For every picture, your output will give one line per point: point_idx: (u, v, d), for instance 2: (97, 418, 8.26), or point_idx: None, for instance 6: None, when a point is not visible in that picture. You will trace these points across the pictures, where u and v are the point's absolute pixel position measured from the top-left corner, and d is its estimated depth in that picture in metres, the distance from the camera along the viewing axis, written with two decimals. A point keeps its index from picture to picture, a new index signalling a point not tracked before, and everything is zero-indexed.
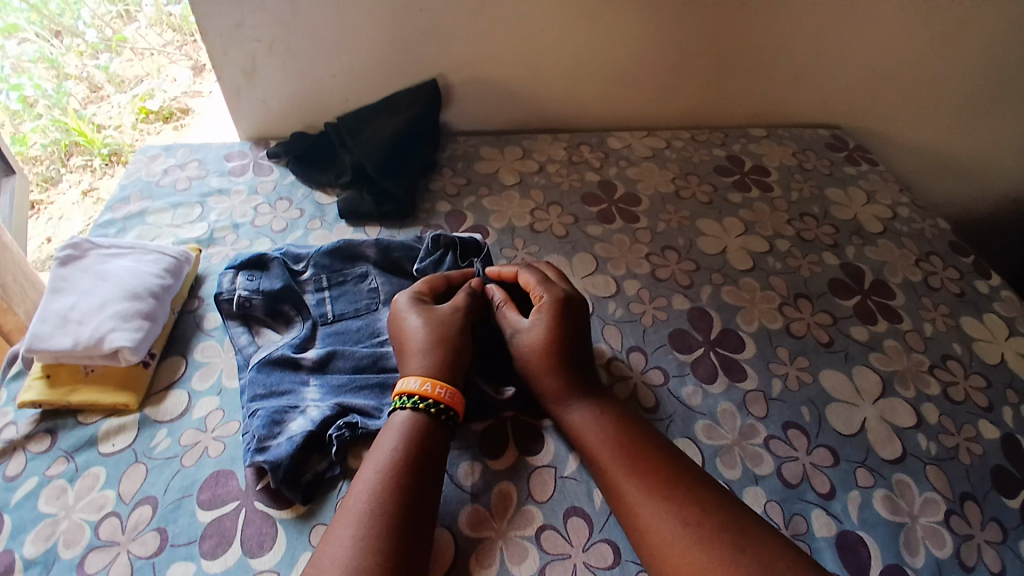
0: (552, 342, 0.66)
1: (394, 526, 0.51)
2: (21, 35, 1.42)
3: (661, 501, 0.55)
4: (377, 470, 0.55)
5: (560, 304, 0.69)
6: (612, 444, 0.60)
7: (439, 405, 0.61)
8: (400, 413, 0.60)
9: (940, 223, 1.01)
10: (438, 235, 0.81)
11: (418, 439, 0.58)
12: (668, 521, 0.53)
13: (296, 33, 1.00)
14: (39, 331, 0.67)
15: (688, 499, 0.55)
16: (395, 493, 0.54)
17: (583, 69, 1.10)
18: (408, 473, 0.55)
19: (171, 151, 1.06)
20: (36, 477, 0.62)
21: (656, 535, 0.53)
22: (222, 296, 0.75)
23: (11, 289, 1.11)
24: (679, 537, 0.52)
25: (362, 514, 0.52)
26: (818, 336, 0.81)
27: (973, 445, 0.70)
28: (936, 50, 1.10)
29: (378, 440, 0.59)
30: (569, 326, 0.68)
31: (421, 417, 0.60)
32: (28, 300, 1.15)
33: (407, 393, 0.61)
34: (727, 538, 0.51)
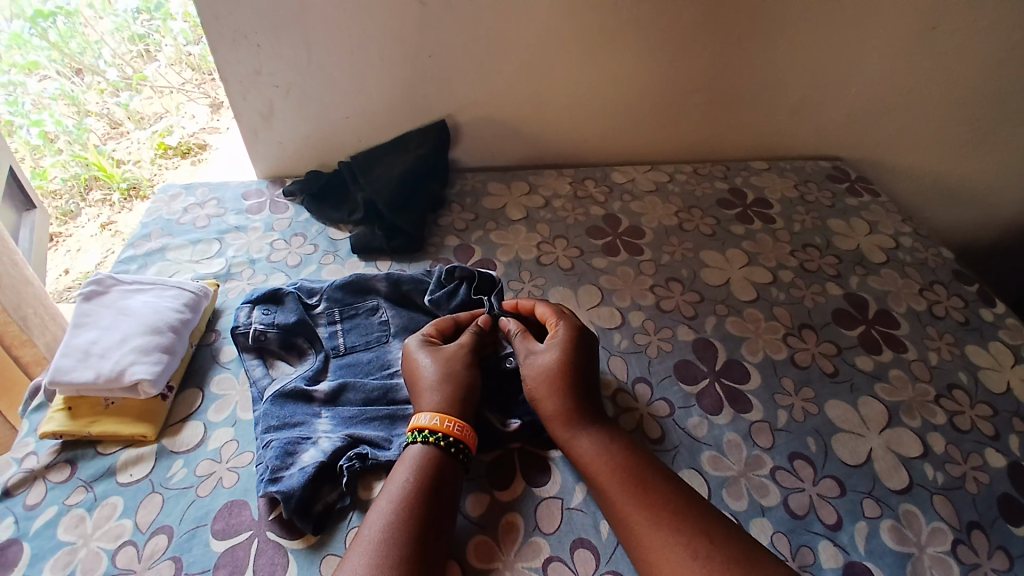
0: (563, 371, 0.67)
1: (406, 558, 0.52)
2: (42, 73, 1.49)
3: (668, 531, 0.55)
4: (390, 503, 0.57)
5: (573, 335, 0.70)
6: (618, 474, 0.61)
7: (449, 438, 0.62)
8: (413, 447, 0.62)
9: (943, 252, 1.02)
10: (454, 268, 0.83)
11: (430, 471, 0.59)
12: (675, 551, 0.54)
13: (312, 78, 1.05)
14: (63, 364, 0.70)
15: (694, 530, 0.55)
16: (407, 525, 0.55)
17: (586, 107, 1.14)
18: (420, 504, 0.57)
19: (191, 190, 1.11)
20: (56, 506, 0.64)
21: (664, 566, 0.53)
22: (238, 330, 0.78)
23: (33, 322, 1.14)
24: (686, 568, 0.52)
25: (374, 545, 0.53)
26: (822, 365, 0.81)
27: (980, 474, 0.69)
28: (931, 85, 1.13)
29: (392, 473, 0.60)
30: (580, 356, 0.69)
31: (433, 450, 0.61)
32: (48, 333, 1.18)
33: (418, 427, 0.63)
34: (734, 569, 0.52)
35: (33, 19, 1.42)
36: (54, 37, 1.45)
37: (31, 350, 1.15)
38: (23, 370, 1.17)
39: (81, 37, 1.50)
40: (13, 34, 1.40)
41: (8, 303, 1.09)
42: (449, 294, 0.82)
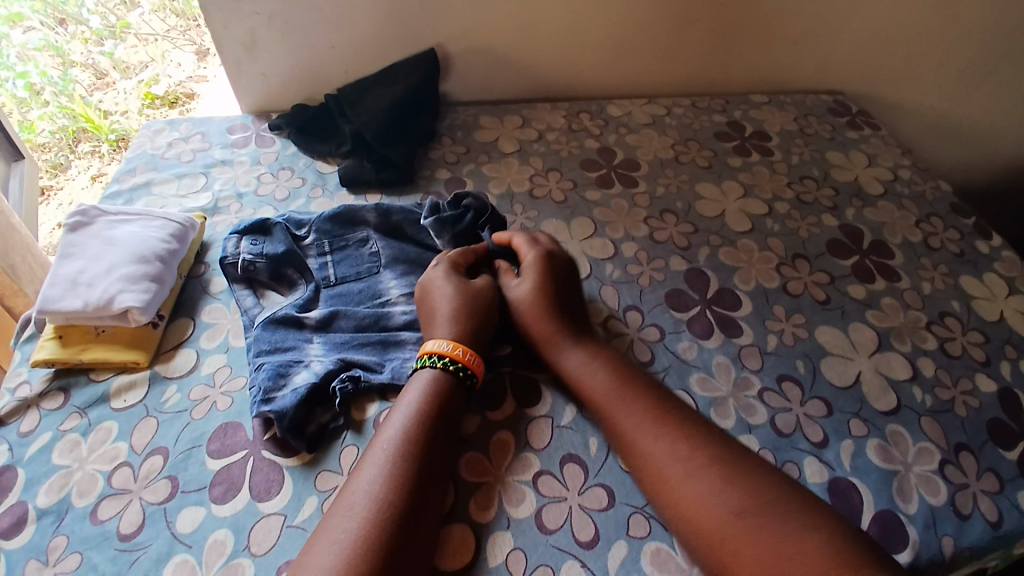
0: (540, 295, 0.69)
1: (418, 461, 0.54)
2: (25, 24, 1.51)
3: (659, 436, 0.57)
4: (404, 412, 0.58)
5: (540, 259, 0.72)
6: (613, 385, 0.62)
7: (467, 370, 0.62)
8: (427, 370, 0.62)
9: (942, 185, 1.00)
10: (463, 194, 0.82)
11: (443, 385, 0.61)
12: (666, 452, 0.56)
13: (294, 5, 1.00)
14: (51, 293, 0.70)
15: (687, 433, 0.57)
16: (419, 432, 0.56)
17: (581, 37, 1.10)
18: (434, 414, 0.58)
19: (174, 125, 1.08)
20: (50, 432, 0.64)
21: (656, 467, 0.56)
22: (227, 260, 0.77)
23: (21, 269, 1.14)
24: (677, 467, 0.55)
25: (388, 450, 0.55)
26: (814, 294, 0.81)
27: (969, 398, 0.70)
28: (940, 10, 1.09)
29: (404, 390, 0.61)
30: (556, 282, 0.71)
31: (449, 378, 0.62)
32: (37, 280, 1.18)
33: (438, 353, 0.63)
34: (724, 468, 0.54)
35: None
36: None
37: (23, 301, 1.14)
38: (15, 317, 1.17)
39: None
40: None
41: None
42: (455, 219, 0.80)
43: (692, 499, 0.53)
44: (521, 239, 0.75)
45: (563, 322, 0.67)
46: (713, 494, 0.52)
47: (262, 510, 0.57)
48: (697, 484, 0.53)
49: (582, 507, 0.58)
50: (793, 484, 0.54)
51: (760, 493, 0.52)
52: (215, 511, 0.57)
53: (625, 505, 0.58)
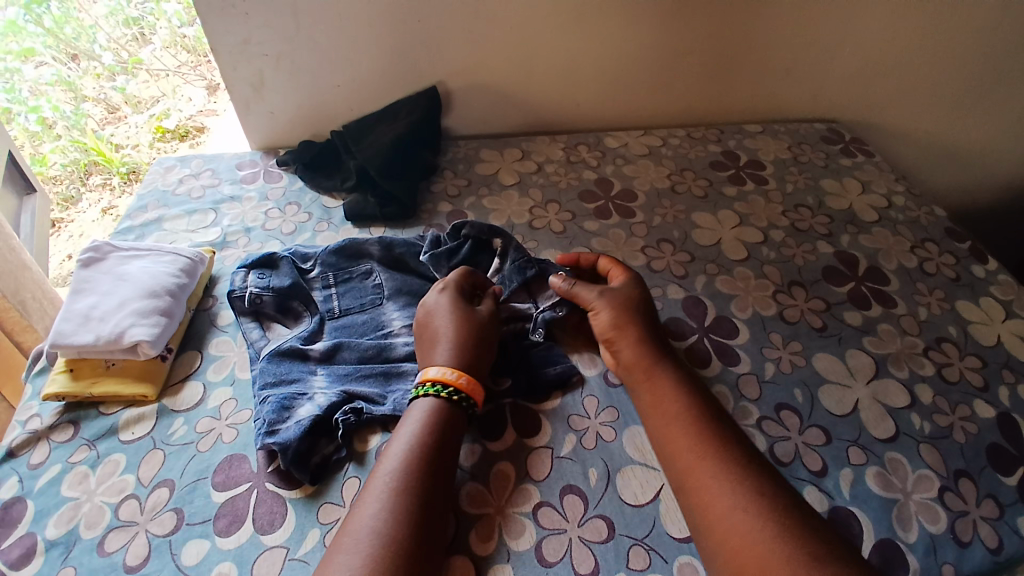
0: (633, 308, 0.73)
1: (424, 495, 0.55)
2: (37, 59, 1.49)
3: (696, 449, 0.59)
4: (402, 448, 0.59)
5: (638, 284, 0.76)
6: (665, 396, 0.65)
7: (467, 398, 0.64)
8: (429, 400, 0.63)
9: (936, 210, 1.02)
10: (463, 224, 0.84)
11: (441, 421, 0.61)
12: (707, 466, 0.58)
13: (301, 47, 1.05)
14: (63, 328, 0.72)
15: (726, 450, 0.59)
16: (423, 466, 0.57)
17: (578, 72, 1.13)
18: (435, 449, 0.59)
19: (185, 162, 1.11)
20: (60, 464, 0.66)
21: (696, 479, 0.58)
22: (234, 293, 0.79)
23: (31, 305, 1.16)
24: (717, 481, 0.57)
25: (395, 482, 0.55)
26: (811, 321, 0.82)
27: (967, 424, 0.71)
28: (927, 42, 1.12)
29: (410, 412, 0.63)
30: (648, 305, 0.74)
31: (450, 407, 0.63)
32: (47, 317, 1.20)
33: (441, 382, 0.64)
34: (758, 486, 0.56)
35: (27, 6, 1.42)
36: (48, 23, 1.45)
37: (33, 336, 1.17)
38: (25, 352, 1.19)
39: (75, 22, 1.50)
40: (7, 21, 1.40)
41: (8, 289, 1.10)
42: (452, 250, 0.82)
43: (716, 502, 0.55)
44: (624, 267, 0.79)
45: (651, 333, 0.70)
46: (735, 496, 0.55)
47: (266, 542, 0.58)
48: (734, 498, 0.55)
49: (582, 539, 0.58)
50: (792, 510, 0.54)
51: (791, 512, 0.54)
52: (220, 544, 0.58)
53: (624, 537, 0.58)
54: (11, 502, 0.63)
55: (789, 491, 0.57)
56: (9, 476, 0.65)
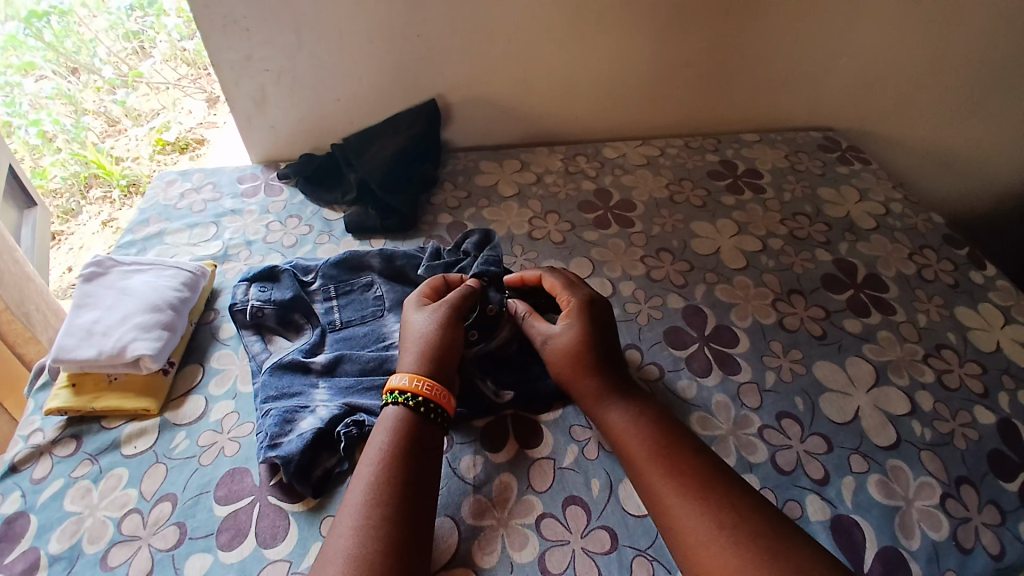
0: (582, 338, 0.68)
1: (398, 510, 0.53)
2: (37, 73, 1.52)
3: (670, 480, 0.57)
4: (376, 463, 0.56)
5: (584, 305, 0.71)
6: (625, 429, 0.62)
7: (427, 402, 0.61)
8: (391, 409, 0.61)
9: (933, 217, 1.02)
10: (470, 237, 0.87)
11: (416, 433, 0.59)
12: (676, 497, 0.55)
13: (302, 62, 1.06)
14: (65, 343, 0.72)
15: (697, 477, 0.56)
16: (398, 480, 0.55)
17: (576, 84, 1.14)
18: (410, 462, 0.57)
19: (187, 176, 1.12)
20: (63, 479, 0.66)
21: (666, 510, 0.55)
22: (236, 307, 0.79)
23: (35, 317, 1.16)
24: (687, 511, 0.54)
25: (369, 498, 0.53)
26: (811, 329, 0.82)
27: (968, 430, 0.71)
28: (921, 51, 1.13)
29: (371, 437, 0.59)
30: (596, 327, 0.69)
31: (410, 414, 0.60)
32: (51, 328, 1.20)
33: (396, 389, 0.62)
34: (729, 514, 0.53)
35: (28, 20, 1.45)
36: (48, 37, 1.48)
37: (35, 347, 1.17)
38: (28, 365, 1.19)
39: (75, 35, 1.53)
40: (9, 35, 1.43)
41: (12, 299, 1.11)
42: (451, 263, 0.83)
43: (695, 535, 0.52)
44: (571, 286, 0.74)
45: (603, 368, 0.67)
46: (714, 528, 0.52)
47: (269, 556, 0.58)
48: (705, 529, 0.52)
49: (585, 550, 0.58)
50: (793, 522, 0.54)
51: (766, 538, 0.51)
52: (223, 558, 0.58)
53: (627, 548, 0.58)
54: (14, 517, 0.63)
55: (772, 511, 0.54)
56: (12, 491, 0.65)
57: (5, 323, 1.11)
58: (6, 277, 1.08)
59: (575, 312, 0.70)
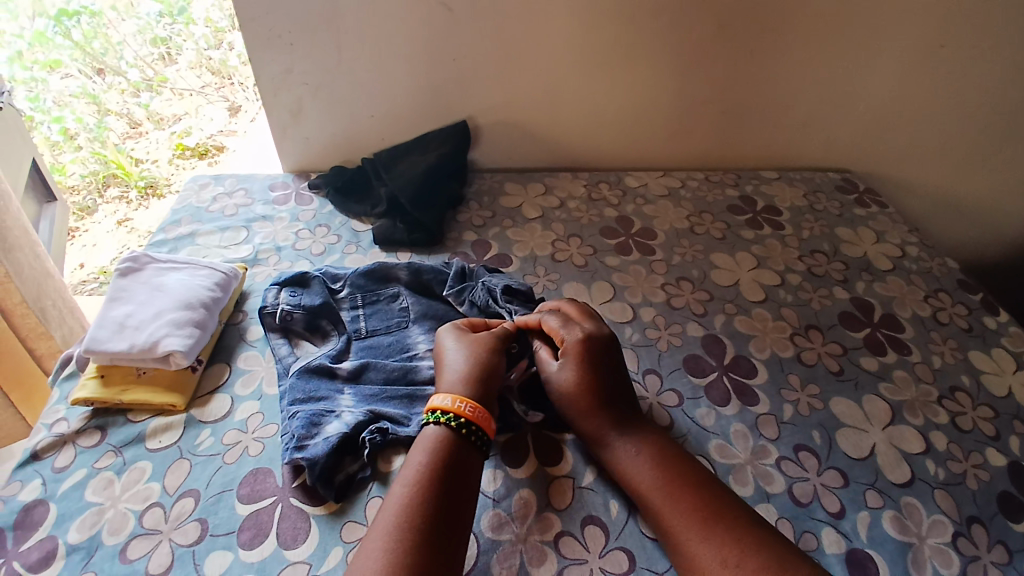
0: (577, 391, 0.68)
1: (425, 529, 0.53)
2: (63, 71, 1.55)
3: (676, 518, 0.58)
4: (405, 480, 0.57)
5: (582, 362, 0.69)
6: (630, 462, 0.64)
7: (461, 420, 0.62)
8: (428, 428, 0.62)
9: (949, 262, 1.04)
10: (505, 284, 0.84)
11: (446, 449, 0.60)
12: (677, 536, 0.57)
13: (339, 77, 1.09)
14: (99, 334, 0.73)
15: (707, 509, 0.58)
16: (428, 494, 0.55)
17: (602, 114, 1.18)
18: (440, 479, 0.57)
19: (219, 181, 1.15)
20: (85, 469, 0.67)
21: (671, 548, 0.57)
22: (266, 309, 0.81)
23: (50, 314, 1.19)
24: (693, 547, 0.56)
25: (399, 508, 0.54)
26: (828, 364, 0.84)
27: (980, 471, 0.71)
28: (940, 100, 1.16)
29: (407, 456, 0.60)
30: (597, 369, 0.69)
31: (450, 433, 0.61)
32: (64, 326, 1.23)
33: (435, 409, 0.63)
34: (732, 550, 0.54)
35: (57, 19, 1.49)
36: (77, 36, 1.52)
37: (46, 343, 1.20)
38: (36, 362, 1.21)
39: (103, 38, 1.56)
40: (37, 32, 1.47)
41: (30, 296, 1.13)
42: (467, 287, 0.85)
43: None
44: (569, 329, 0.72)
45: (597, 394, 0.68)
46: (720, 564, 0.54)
47: (288, 557, 0.58)
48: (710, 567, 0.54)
49: (603, 569, 0.58)
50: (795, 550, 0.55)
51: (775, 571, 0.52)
52: (243, 557, 0.58)
53: (645, 570, 0.58)
54: (32, 505, 0.63)
55: (772, 542, 0.55)
56: (32, 479, 0.66)
57: (22, 317, 1.14)
58: (26, 271, 1.11)
59: (573, 353, 0.70)
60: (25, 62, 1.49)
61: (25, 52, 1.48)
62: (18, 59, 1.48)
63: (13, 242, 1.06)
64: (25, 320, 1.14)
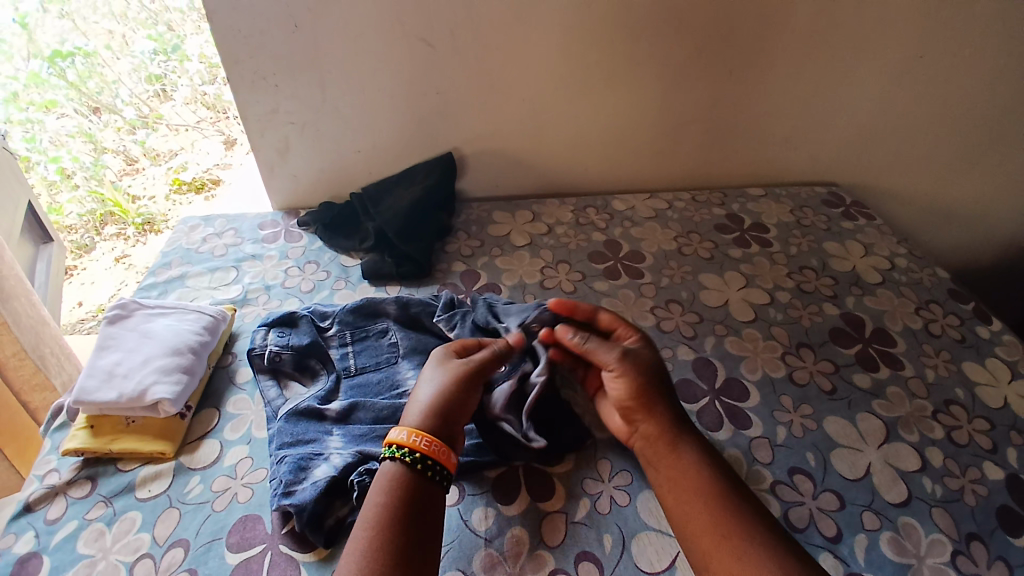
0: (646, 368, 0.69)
1: (390, 569, 0.52)
2: (59, 111, 1.55)
3: (678, 477, 0.62)
4: (365, 521, 0.56)
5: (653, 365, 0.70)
6: (682, 468, 0.62)
7: (424, 458, 0.61)
8: (389, 463, 0.61)
9: (939, 272, 1.04)
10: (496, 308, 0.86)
11: (405, 486, 0.59)
12: (676, 492, 0.61)
13: (325, 115, 1.11)
14: (87, 384, 0.73)
15: (738, 522, 0.56)
16: (389, 533, 0.54)
17: (585, 139, 1.19)
18: (402, 515, 0.56)
19: (210, 221, 1.16)
20: (77, 520, 0.66)
21: (671, 501, 0.61)
22: (254, 351, 0.81)
23: (49, 360, 1.19)
24: (689, 505, 0.59)
25: (361, 549, 0.53)
26: (820, 383, 0.83)
27: (978, 486, 0.70)
28: (919, 111, 1.17)
29: (365, 498, 0.59)
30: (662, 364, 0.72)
31: (409, 471, 0.60)
32: (63, 372, 1.23)
33: (397, 444, 0.61)
34: (724, 516, 0.57)
35: (51, 59, 1.48)
36: (71, 77, 1.52)
37: (41, 396, 1.20)
38: (31, 416, 1.21)
39: (98, 77, 1.56)
40: (32, 73, 1.47)
41: (26, 346, 1.13)
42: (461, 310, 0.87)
43: (694, 529, 0.58)
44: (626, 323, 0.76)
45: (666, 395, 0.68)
46: (709, 524, 0.57)
47: None
48: (702, 524, 0.57)
49: None
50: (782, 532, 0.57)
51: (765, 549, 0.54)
52: None
53: None
54: (27, 557, 0.63)
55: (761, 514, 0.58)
56: (26, 531, 0.65)
57: (16, 369, 1.14)
58: (24, 318, 1.11)
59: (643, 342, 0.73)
60: (20, 104, 1.50)
61: (21, 93, 1.49)
62: (13, 101, 1.48)
63: (9, 290, 1.06)
64: (18, 374, 1.15)
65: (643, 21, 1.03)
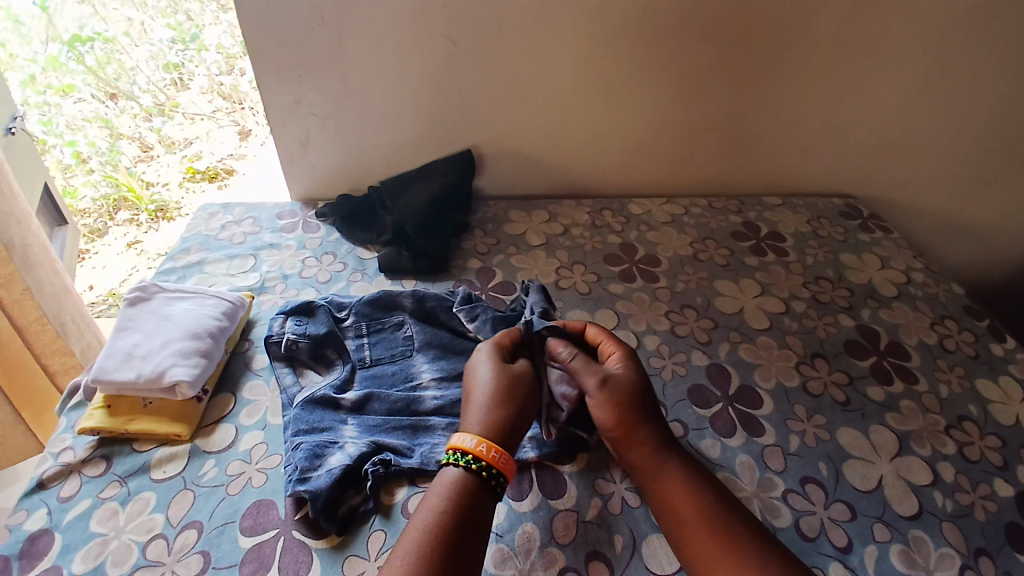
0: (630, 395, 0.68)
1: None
2: (76, 96, 1.57)
3: (681, 492, 0.61)
4: (423, 525, 0.56)
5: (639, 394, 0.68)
6: (675, 488, 0.62)
7: (491, 469, 0.61)
8: (452, 469, 0.61)
9: (955, 288, 1.03)
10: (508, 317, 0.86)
11: (466, 496, 0.59)
12: (677, 504, 0.60)
13: (347, 108, 1.12)
14: (106, 364, 0.74)
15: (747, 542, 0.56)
16: (444, 542, 0.54)
17: (604, 142, 1.19)
18: (457, 525, 0.56)
19: (228, 209, 1.17)
20: (90, 499, 0.67)
21: (672, 514, 0.60)
22: (271, 338, 0.82)
23: (69, 328, 1.20)
24: (690, 518, 0.59)
25: (415, 554, 0.53)
26: (834, 394, 0.83)
27: (988, 502, 0.70)
28: (940, 126, 1.17)
29: (425, 499, 0.59)
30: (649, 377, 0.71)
31: (475, 480, 0.60)
32: (83, 339, 1.25)
33: (461, 450, 0.62)
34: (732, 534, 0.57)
35: (71, 44, 1.49)
36: (90, 62, 1.53)
37: (56, 364, 1.21)
38: (50, 378, 1.23)
39: (117, 63, 1.56)
40: (50, 56, 1.48)
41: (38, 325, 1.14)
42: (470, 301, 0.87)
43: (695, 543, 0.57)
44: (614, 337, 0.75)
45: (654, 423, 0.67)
46: (716, 537, 0.57)
47: None
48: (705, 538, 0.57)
49: None
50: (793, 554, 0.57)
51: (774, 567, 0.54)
52: None
53: None
54: (39, 533, 0.63)
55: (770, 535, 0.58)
56: (38, 508, 0.66)
57: (38, 334, 1.15)
58: (46, 287, 1.13)
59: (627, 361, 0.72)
60: (39, 87, 1.50)
61: (39, 76, 1.49)
62: (31, 84, 1.48)
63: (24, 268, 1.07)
64: (40, 339, 1.16)
65: (667, 26, 1.03)
